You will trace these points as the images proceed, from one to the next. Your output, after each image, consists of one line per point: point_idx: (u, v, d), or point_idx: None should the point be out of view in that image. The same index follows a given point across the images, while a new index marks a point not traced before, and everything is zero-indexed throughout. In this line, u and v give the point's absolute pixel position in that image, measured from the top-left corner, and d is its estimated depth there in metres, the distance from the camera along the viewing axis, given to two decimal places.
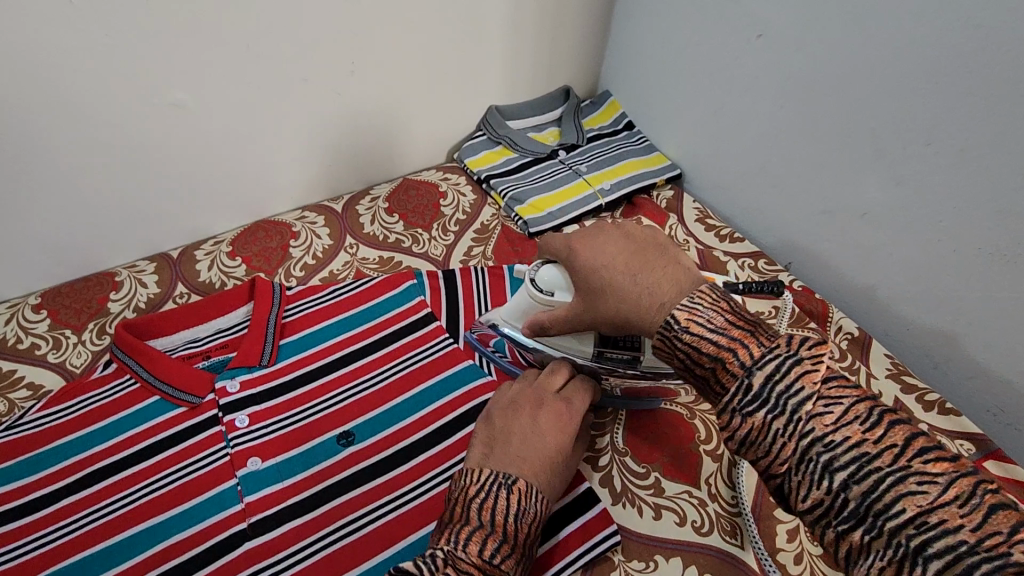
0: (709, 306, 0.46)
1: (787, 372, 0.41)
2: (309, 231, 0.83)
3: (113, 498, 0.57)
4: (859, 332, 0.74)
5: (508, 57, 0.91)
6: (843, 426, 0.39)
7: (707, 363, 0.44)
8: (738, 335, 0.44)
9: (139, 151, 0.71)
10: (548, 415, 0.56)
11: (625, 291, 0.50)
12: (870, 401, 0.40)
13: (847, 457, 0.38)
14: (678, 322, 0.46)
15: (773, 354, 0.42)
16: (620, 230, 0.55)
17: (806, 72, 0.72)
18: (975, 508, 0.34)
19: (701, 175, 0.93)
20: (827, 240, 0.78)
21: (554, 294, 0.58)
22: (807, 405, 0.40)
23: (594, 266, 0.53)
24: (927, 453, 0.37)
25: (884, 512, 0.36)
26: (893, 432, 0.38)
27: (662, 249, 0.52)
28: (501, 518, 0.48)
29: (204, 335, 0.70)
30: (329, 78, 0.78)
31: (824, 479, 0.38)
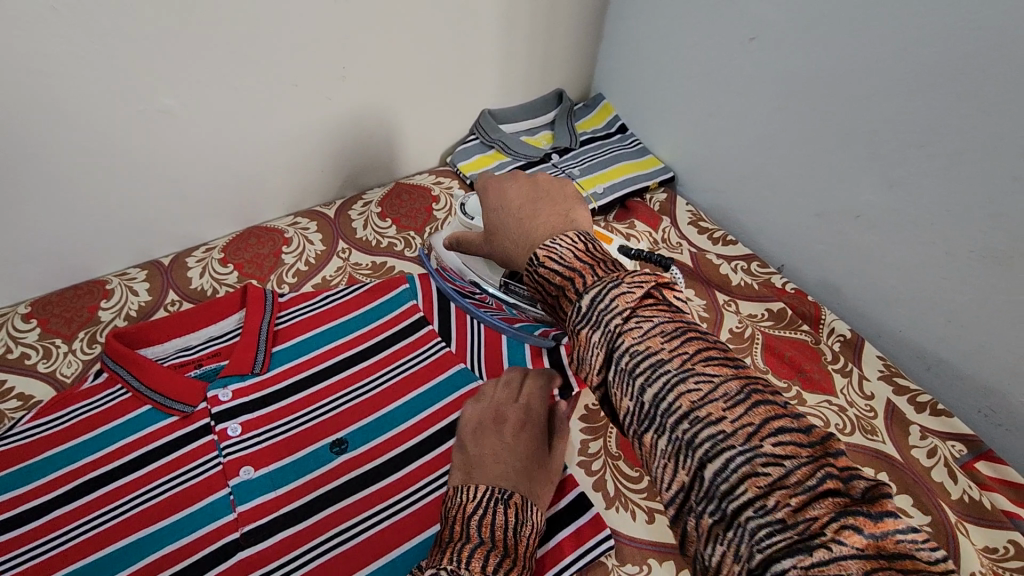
0: (567, 245, 0.49)
1: (609, 295, 0.42)
2: (302, 237, 0.83)
3: (104, 509, 0.57)
4: (851, 334, 0.73)
5: (501, 60, 0.91)
6: (707, 403, 0.37)
7: (556, 293, 0.47)
8: (580, 268, 0.46)
9: (130, 157, 0.71)
10: (519, 427, 0.56)
11: (510, 225, 0.57)
12: (743, 379, 0.38)
13: (703, 434, 0.36)
14: (537, 259, 0.49)
15: (598, 284, 0.43)
16: (529, 177, 0.60)
17: (799, 74, 0.72)
18: (813, 490, 0.32)
19: (694, 177, 0.93)
20: (820, 242, 0.78)
21: (472, 219, 0.72)
22: (655, 360, 0.39)
23: (496, 207, 0.59)
24: (783, 434, 0.35)
25: (727, 492, 0.34)
26: (754, 411, 0.36)
27: (559, 201, 0.57)
28: (501, 533, 0.47)
29: (195, 343, 0.69)
30: (321, 81, 0.77)
31: (684, 459, 0.37)
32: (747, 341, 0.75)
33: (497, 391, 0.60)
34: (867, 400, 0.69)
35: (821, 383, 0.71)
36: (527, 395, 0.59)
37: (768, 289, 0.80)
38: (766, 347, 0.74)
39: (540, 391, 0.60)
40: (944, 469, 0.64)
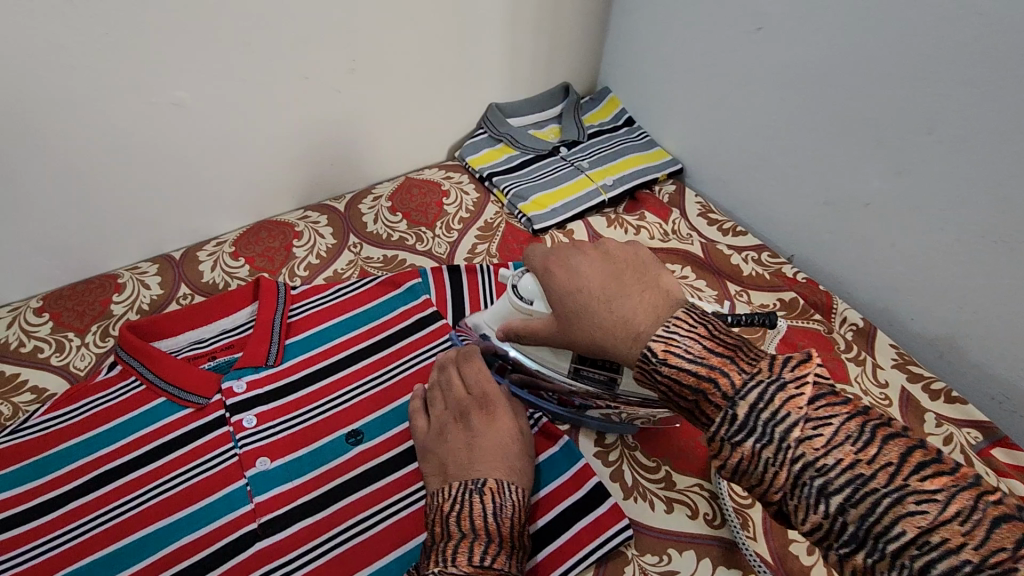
0: (686, 334, 0.45)
1: (773, 400, 0.40)
2: (312, 231, 0.83)
3: (121, 501, 0.57)
4: (865, 324, 0.74)
5: (507, 53, 0.91)
6: (835, 448, 0.38)
7: (690, 396, 0.43)
8: (716, 362, 0.43)
9: (138, 151, 0.71)
10: (483, 416, 0.57)
11: (595, 312, 0.49)
12: (861, 417, 0.39)
13: (841, 480, 0.37)
14: (655, 355, 0.45)
15: (756, 381, 0.41)
16: (602, 252, 0.53)
17: (808, 63, 0.72)
18: (978, 524, 0.34)
19: (702, 169, 0.93)
20: (830, 232, 0.78)
21: (532, 303, 0.55)
22: (794, 431, 0.39)
23: (574, 289, 0.50)
24: (823, 397, 0.40)
25: (884, 534, 0.35)
26: (887, 449, 0.37)
27: (639, 270, 0.51)
28: (481, 520, 0.49)
29: (208, 336, 0.69)
30: (327, 75, 0.77)
31: (820, 503, 0.38)
32: None
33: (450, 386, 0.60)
34: (881, 387, 0.69)
35: (836, 372, 0.71)
36: (478, 381, 0.59)
37: (779, 279, 0.80)
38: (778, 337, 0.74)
39: (484, 372, 0.60)
40: (961, 455, 0.63)
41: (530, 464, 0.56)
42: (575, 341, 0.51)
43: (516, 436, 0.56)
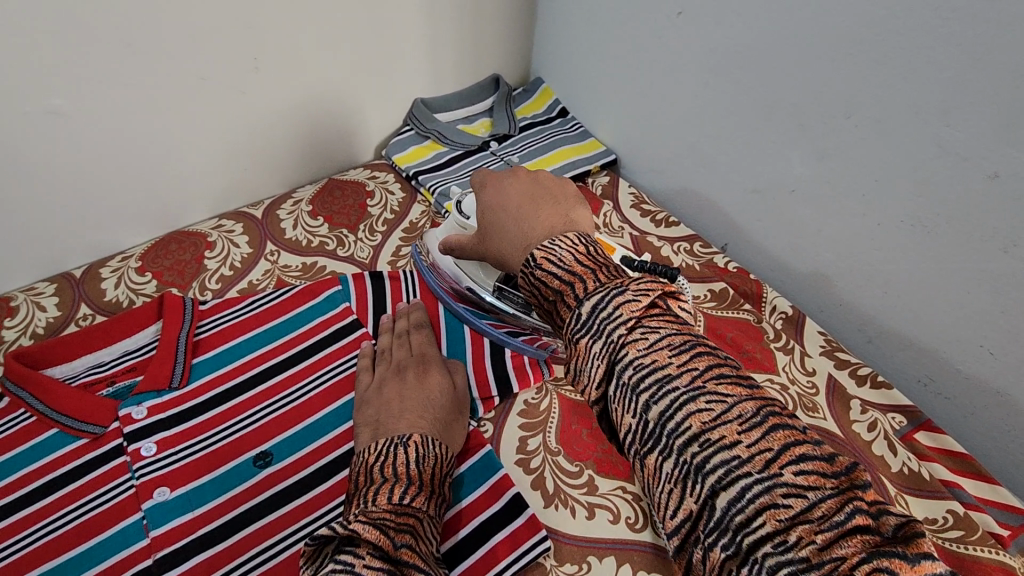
0: (567, 248, 0.49)
1: (611, 302, 0.43)
2: (227, 240, 0.79)
3: (5, 543, 0.53)
4: (794, 311, 0.72)
5: (431, 45, 0.88)
6: (653, 351, 0.41)
7: (553, 296, 0.48)
8: (580, 272, 0.47)
9: (20, 165, 0.66)
10: (419, 372, 0.61)
11: (507, 227, 0.57)
12: (687, 335, 0.42)
13: (649, 378, 0.40)
14: (534, 260, 0.50)
15: (602, 289, 0.44)
16: (529, 176, 0.61)
17: (727, 47, 0.71)
18: (756, 426, 0.37)
19: (636, 159, 0.91)
20: (759, 220, 0.77)
21: (467, 218, 0.67)
22: (623, 330, 0.42)
23: (495, 205, 0.59)
24: (723, 378, 0.39)
25: (675, 430, 0.38)
26: (697, 359, 0.40)
27: (556, 200, 0.57)
28: (404, 467, 0.49)
29: (109, 359, 0.65)
30: (230, 76, 0.73)
31: (633, 402, 0.40)
32: None
33: (396, 348, 0.65)
34: (808, 375, 0.68)
35: (763, 362, 0.69)
36: (421, 347, 0.65)
37: (710, 269, 0.78)
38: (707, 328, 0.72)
39: (427, 341, 0.66)
40: (885, 441, 0.63)
41: (458, 425, 0.58)
42: (491, 250, 0.60)
43: (449, 394, 0.60)
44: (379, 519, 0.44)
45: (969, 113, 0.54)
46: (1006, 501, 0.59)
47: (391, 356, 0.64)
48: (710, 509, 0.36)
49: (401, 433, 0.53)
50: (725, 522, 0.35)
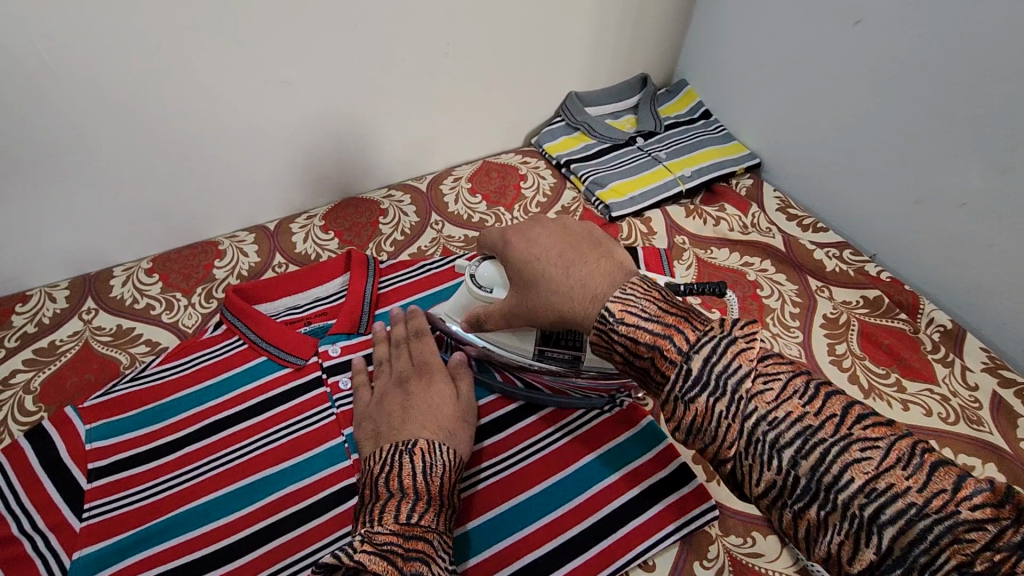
0: (642, 296, 0.47)
1: (726, 352, 0.43)
2: (397, 208, 0.86)
3: (231, 448, 0.60)
4: (953, 325, 0.72)
5: (592, 41, 0.92)
6: (783, 402, 0.41)
7: (646, 352, 0.45)
8: (671, 321, 0.45)
9: (245, 126, 0.74)
10: (421, 382, 0.60)
11: (552, 279, 0.51)
12: (805, 375, 0.42)
13: (791, 432, 0.40)
14: (613, 315, 0.47)
15: (708, 336, 0.44)
16: (556, 223, 0.57)
17: (911, 55, 0.71)
18: (917, 467, 0.37)
19: (782, 164, 0.92)
20: (921, 231, 0.76)
21: (491, 290, 0.59)
22: (746, 383, 0.42)
23: (526, 258, 0.54)
24: (864, 420, 0.39)
25: (835, 484, 0.38)
26: (830, 403, 0.40)
27: (592, 245, 0.54)
28: (410, 480, 0.50)
29: (304, 303, 0.73)
30: (422, 59, 0.79)
31: (773, 459, 0.40)
32: (841, 327, 0.73)
33: (395, 360, 0.64)
34: (970, 389, 0.67)
35: (923, 372, 0.68)
36: (422, 355, 0.63)
37: (863, 276, 0.77)
38: (862, 333, 0.72)
39: (429, 348, 0.64)
40: None
41: (466, 429, 0.57)
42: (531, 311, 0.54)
43: (453, 401, 0.59)
44: (384, 544, 0.45)
45: None
46: None
47: (392, 368, 0.63)
48: (891, 558, 0.36)
49: (405, 442, 0.53)
50: (908, 562, 0.35)
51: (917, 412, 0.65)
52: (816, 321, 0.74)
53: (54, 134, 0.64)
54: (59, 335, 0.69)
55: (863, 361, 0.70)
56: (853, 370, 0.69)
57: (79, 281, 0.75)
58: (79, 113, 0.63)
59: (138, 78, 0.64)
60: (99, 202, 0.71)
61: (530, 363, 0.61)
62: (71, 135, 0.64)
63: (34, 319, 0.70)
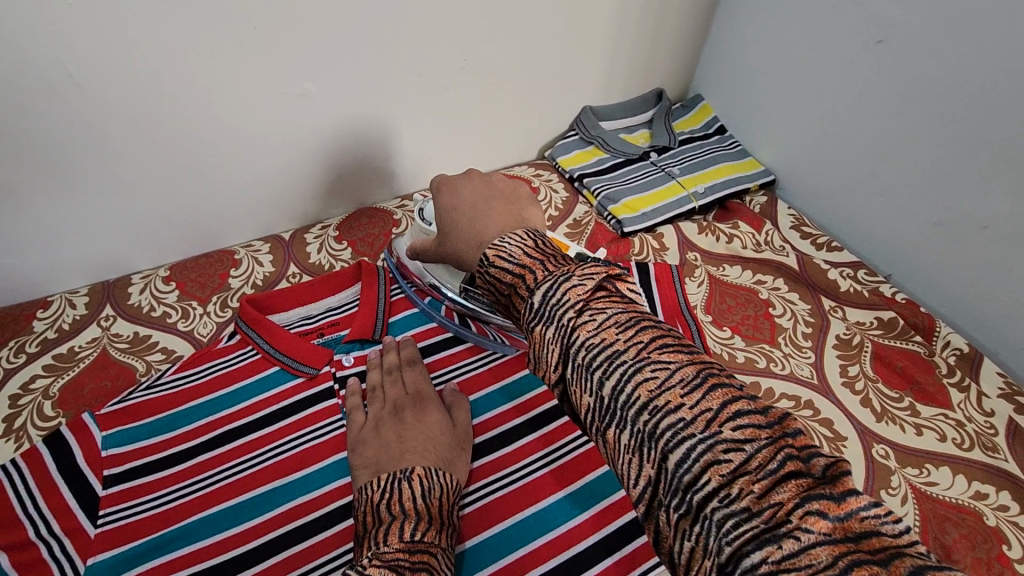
0: (514, 243, 0.47)
1: (561, 290, 0.41)
2: (410, 220, 0.87)
3: (245, 457, 0.61)
4: (970, 349, 0.71)
5: (609, 56, 0.92)
6: (665, 391, 0.36)
7: (507, 290, 0.45)
8: (530, 263, 0.45)
9: (263, 137, 0.75)
10: (415, 411, 0.62)
11: (463, 225, 0.54)
12: (699, 364, 0.37)
13: (661, 423, 0.35)
14: (487, 259, 0.47)
15: (551, 277, 0.42)
16: (485, 177, 0.59)
17: (932, 75, 0.70)
18: (772, 476, 0.32)
19: (797, 181, 0.92)
20: (938, 253, 0.75)
21: (430, 225, 0.68)
22: (632, 370, 0.37)
23: (451, 207, 0.56)
24: (741, 420, 0.34)
25: (692, 485, 0.34)
26: (710, 396, 0.35)
27: (510, 197, 0.56)
28: (409, 503, 0.51)
29: (316, 313, 0.73)
30: (437, 72, 0.80)
31: (632, 441, 0.37)
32: (854, 349, 0.72)
33: (388, 386, 0.65)
34: (985, 415, 0.66)
35: (937, 397, 0.67)
36: (414, 381, 0.65)
37: (878, 296, 0.77)
38: (875, 355, 0.72)
39: (421, 375, 0.66)
40: None
41: (463, 456, 0.59)
42: (449, 254, 0.58)
43: (448, 427, 0.61)
44: (393, 559, 0.45)
45: None
46: None
47: (385, 395, 0.64)
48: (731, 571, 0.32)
49: (404, 470, 0.54)
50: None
51: (930, 437, 0.64)
52: (829, 343, 0.73)
53: (77, 144, 0.65)
54: (78, 341, 0.70)
55: (876, 383, 0.69)
56: (865, 393, 0.68)
57: (98, 288, 0.76)
58: (103, 123, 0.65)
59: (161, 90, 0.65)
60: (119, 210, 0.72)
61: (458, 296, 0.70)
62: (94, 144, 0.66)
63: (54, 325, 0.71)
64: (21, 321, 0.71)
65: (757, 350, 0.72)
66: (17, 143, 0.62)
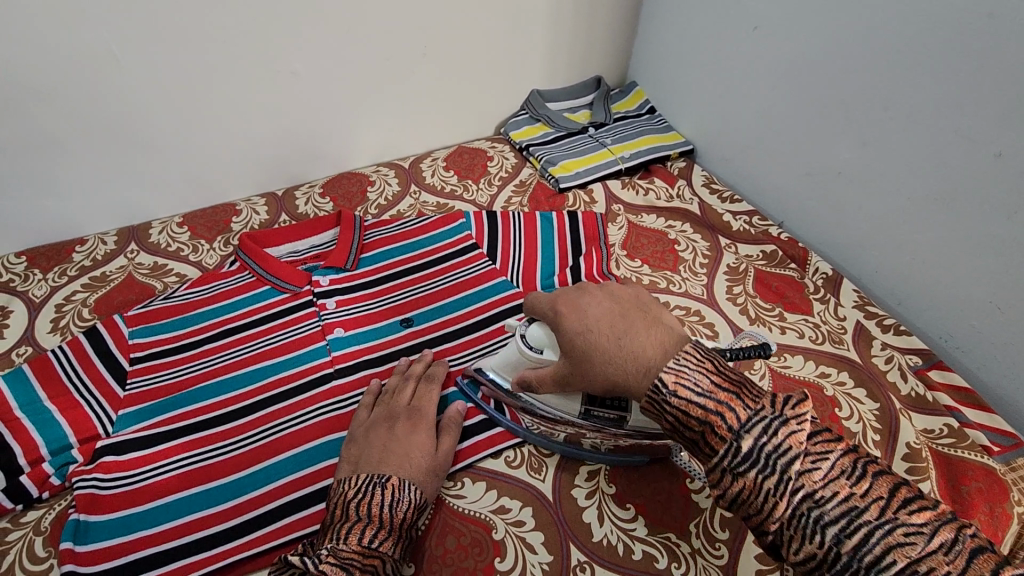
0: (694, 368, 0.48)
1: (776, 432, 0.44)
2: (383, 181, 1.04)
3: (238, 347, 0.76)
4: (833, 273, 0.86)
5: (551, 46, 1.10)
6: (831, 482, 0.42)
7: (697, 427, 0.47)
8: (724, 397, 0.46)
9: (257, 109, 0.92)
10: (407, 424, 0.63)
11: (609, 354, 0.52)
12: (852, 454, 0.44)
13: (836, 511, 0.41)
14: (666, 386, 0.48)
15: (758, 416, 0.45)
16: (608, 290, 0.58)
17: (795, 53, 0.87)
18: (958, 554, 0.39)
19: (710, 149, 1.09)
20: (813, 199, 0.91)
21: (541, 352, 0.61)
22: (797, 465, 0.43)
23: (581, 329, 0.55)
24: (817, 437, 0.45)
25: (887, 572, 0.39)
26: (872, 482, 0.42)
27: (655, 315, 0.54)
28: (377, 510, 0.54)
29: (302, 249, 0.90)
30: (404, 59, 0.98)
31: (816, 534, 0.42)
32: (740, 273, 0.88)
33: (396, 393, 0.68)
34: (839, 320, 0.82)
35: (801, 306, 0.83)
36: (421, 397, 0.67)
37: (765, 235, 0.93)
38: (757, 278, 0.88)
39: (431, 396, 0.67)
40: (898, 372, 0.75)
41: (436, 479, 0.60)
42: (586, 381, 0.55)
43: (432, 450, 0.62)
44: (347, 559, 0.50)
45: (982, 105, 0.68)
46: (1000, 425, 0.70)
47: (389, 401, 0.67)
48: None
49: (384, 472, 0.57)
50: None
51: (792, 335, 0.80)
52: (720, 269, 0.89)
53: (112, 109, 0.82)
54: (109, 268, 0.87)
55: (754, 298, 0.85)
56: (744, 304, 0.84)
57: (124, 231, 0.93)
58: (131, 93, 0.82)
59: (173, 70, 0.82)
60: (142, 165, 0.90)
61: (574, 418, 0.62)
62: (124, 110, 0.83)
63: (89, 257, 0.88)
64: (62, 253, 0.88)
65: (661, 275, 0.88)
66: (67, 107, 0.79)
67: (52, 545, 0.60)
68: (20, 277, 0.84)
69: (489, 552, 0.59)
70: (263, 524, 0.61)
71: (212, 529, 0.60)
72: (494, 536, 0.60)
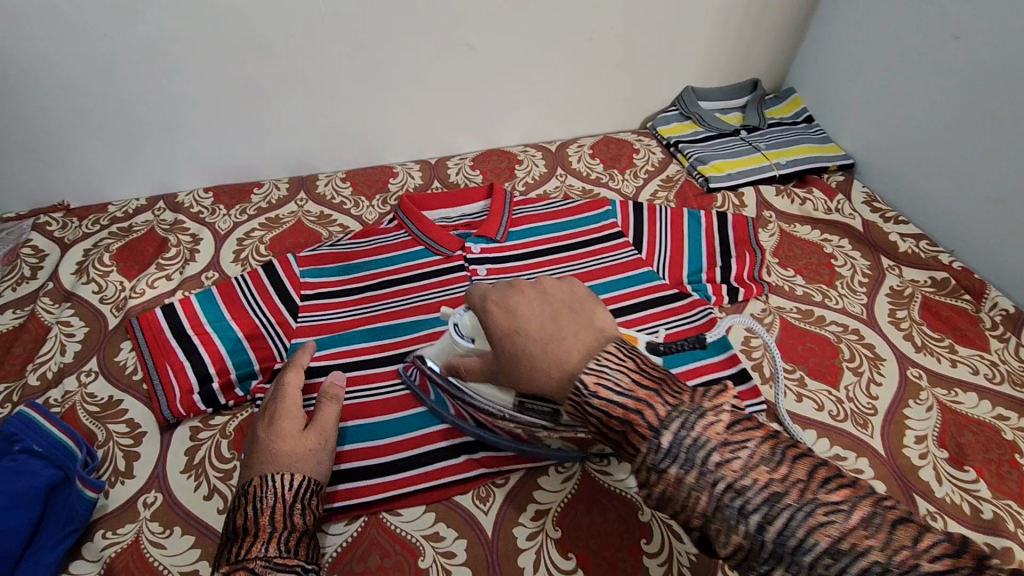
0: (616, 366, 0.47)
1: (728, 465, 0.42)
2: (531, 161, 1.06)
3: (396, 299, 0.80)
4: (1014, 310, 0.79)
5: (712, 42, 1.08)
6: (752, 470, 0.41)
7: (619, 426, 0.45)
8: (644, 395, 0.45)
9: (427, 77, 0.96)
10: (270, 418, 0.60)
11: (537, 354, 0.51)
12: (775, 438, 0.43)
13: (760, 500, 0.41)
14: (587, 386, 0.47)
15: (678, 411, 0.44)
16: (540, 288, 0.56)
17: (1002, 68, 0.80)
18: (875, 526, 0.38)
19: (873, 164, 1.03)
20: (996, 228, 0.84)
21: (470, 341, 0.61)
22: (725, 460, 0.42)
23: (512, 332, 0.53)
24: (828, 483, 0.41)
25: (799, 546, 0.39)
26: (796, 467, 0.41)
27: (587, 307, 0.54)
28: (242, 519, 0.53)
29: (453, 216, 0.93)
30: (571, 42, 0.99)
31: (740, 525, 0.41)
32: (905, 297, 0.83)
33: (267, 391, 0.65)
34: (1020, 361, 0.75)
35: (975, 341, 0.77)
36: (281, 386, 0.63)
37: (935, 261, 0.87)
38: (923, 305, 0.82)
39: (295, 379, 0.64)
40: None
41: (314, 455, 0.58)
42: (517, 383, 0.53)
43: (299, 432, 0.59)
44: None
45: None
46: None
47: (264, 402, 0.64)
48: None
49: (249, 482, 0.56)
50: None
51: (963, 369, 0.74)
52: (882, 290, 0.84)
53: (304, 65, 0.89)
54: (282, 211, 0.94)
55: (920, 326, 0.79)
56: (909, 330, 0.79)
57: (294, 179, 1.01)
58: (324, 51, 0.88)
59: (360, 31, 0.88)
60: (318, 120, 0.96)
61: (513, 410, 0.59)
62: (315, 67, 0.90)
63: (265, 200, 0.96)
64: (243, 194, 0.97)
65: (815, 288, 0.85)
66: (270, 59, 0.87)
67: (236, 449, 0.66)
68: (207, 210, 0.94)
69: (635, 532, 0.59)
70: (414, 466, 0.63)
71: (368, 461, 0.63)
72: (641, 518, 0.60)
